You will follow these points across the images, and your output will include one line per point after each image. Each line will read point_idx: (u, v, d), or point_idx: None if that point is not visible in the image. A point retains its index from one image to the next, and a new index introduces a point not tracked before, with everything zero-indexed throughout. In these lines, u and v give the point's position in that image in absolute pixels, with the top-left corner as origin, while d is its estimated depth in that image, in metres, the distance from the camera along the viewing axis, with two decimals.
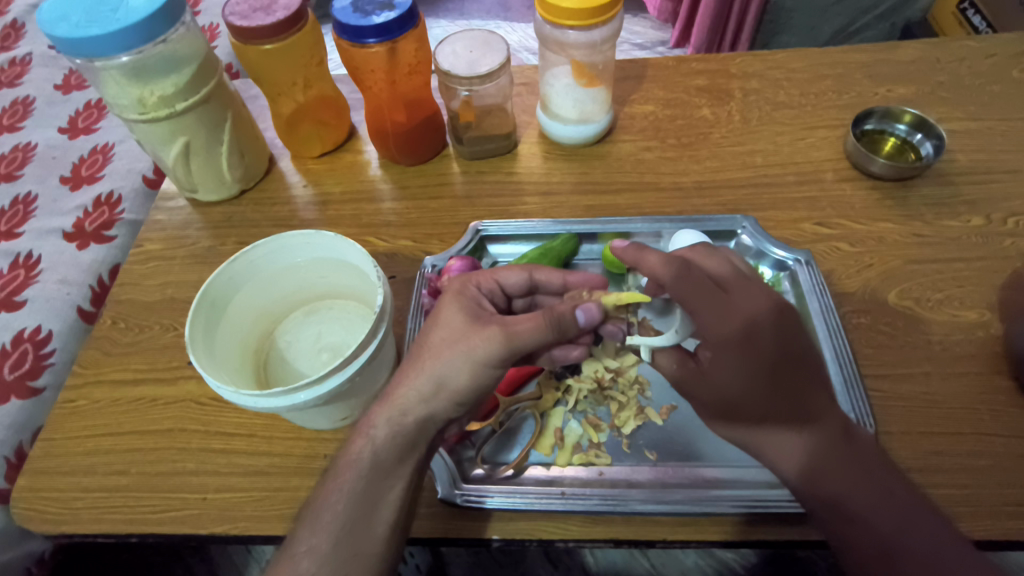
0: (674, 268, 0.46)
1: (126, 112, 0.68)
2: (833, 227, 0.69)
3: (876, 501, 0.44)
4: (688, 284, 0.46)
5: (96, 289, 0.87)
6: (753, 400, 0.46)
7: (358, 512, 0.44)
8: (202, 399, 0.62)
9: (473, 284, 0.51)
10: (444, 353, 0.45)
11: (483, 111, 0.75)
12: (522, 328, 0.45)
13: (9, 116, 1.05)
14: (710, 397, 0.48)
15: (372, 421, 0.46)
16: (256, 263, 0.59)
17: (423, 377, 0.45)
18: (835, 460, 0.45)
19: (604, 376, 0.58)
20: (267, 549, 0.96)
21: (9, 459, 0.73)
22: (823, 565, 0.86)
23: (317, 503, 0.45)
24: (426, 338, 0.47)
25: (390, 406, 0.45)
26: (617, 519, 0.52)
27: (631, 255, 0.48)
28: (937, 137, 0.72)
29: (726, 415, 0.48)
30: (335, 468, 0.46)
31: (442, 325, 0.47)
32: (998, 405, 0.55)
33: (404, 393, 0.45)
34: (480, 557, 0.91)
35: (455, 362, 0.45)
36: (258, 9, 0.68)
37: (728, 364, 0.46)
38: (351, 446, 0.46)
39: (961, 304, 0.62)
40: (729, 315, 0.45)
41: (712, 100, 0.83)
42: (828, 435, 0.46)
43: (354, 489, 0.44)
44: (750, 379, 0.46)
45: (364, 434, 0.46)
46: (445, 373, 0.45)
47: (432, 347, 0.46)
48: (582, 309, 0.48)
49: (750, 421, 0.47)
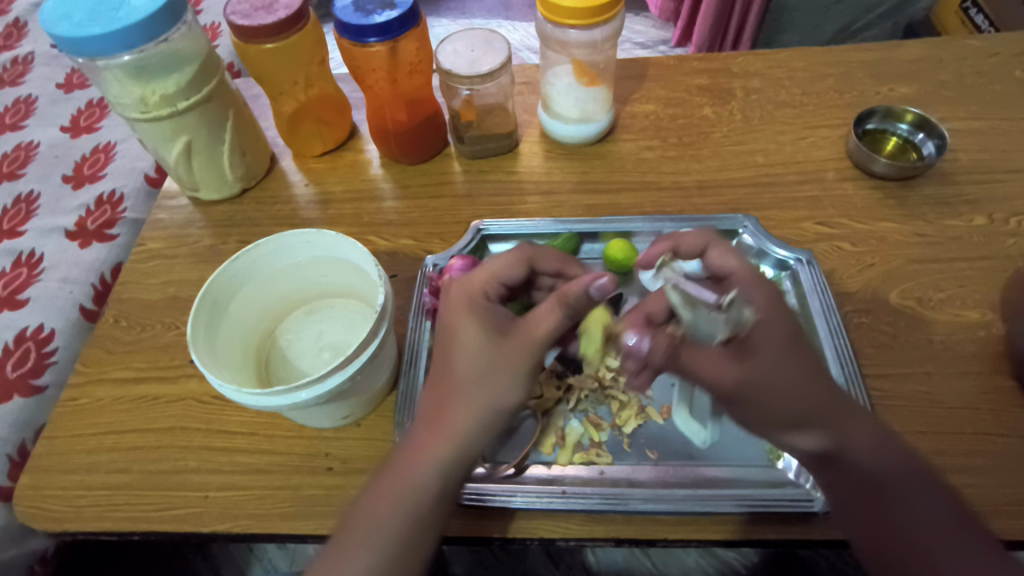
0: (711, 237, 0.53)
1: (127, 111, 0.68)
2: (834, 227, 0.69)
3: (907, 476, 0.44)
4: (728, 251, 0.51)
5: (98, 288, 0.87)
6: (794, 367, 0.45)
7: (422, 532, 0.44)
8: (203, 398, 0.62)
9: (477, 288, 0.50)
10: (491, 375, 0.45)
11: (483, 109, 0.76)
12: (543, 321, 0.47)
13: (12, 115, 1.06)
14: (766, 379, 0.44)
15: (426, 448, 0.45)
16: (258, 261, 0.59)
17: (480, 404, 0.45)
18: (857, 437, 0.44)
19: (605, 376, 0.58)
20: (269, 548, 0.97)
21: (12, 457, 0.74)
22: (823, 565, 0.87)
23: (371, 529, 0.43)
24: (459, 354, 0.46)
25: (449, 432, 0.45)
26: (617, 518, 0.52)
27: (664, 249, 0.56)
28: (939, 137, 0.72)
29: (772, 395, 0.44)
30: (384, 490, 0.44)
31: (465, 336, 0.46)
32: (999, 405, 0.55)
33: (463, 420, 0.45)
34: (482, 556, 0.91)
35: (501, 379, 0.45)
36: (259, 9, 0.68)
37: (776, 327, 0.46)
38: (404, 469, 0.44)
39: (963, 304, 0.62)
40: (762, 283, 0.48)
41: (713, 99, 0.82)
42: (842, 409, 0.45)
43: (416, 512, 0.43)
44: (789, 344, 0.45)
45: (419, 460, 0.44)
46: (501, 394, 0.45)
47: (481, 369, 0.45)
48: (598, 283, 0.45)
49: (794, 408, 0.44)
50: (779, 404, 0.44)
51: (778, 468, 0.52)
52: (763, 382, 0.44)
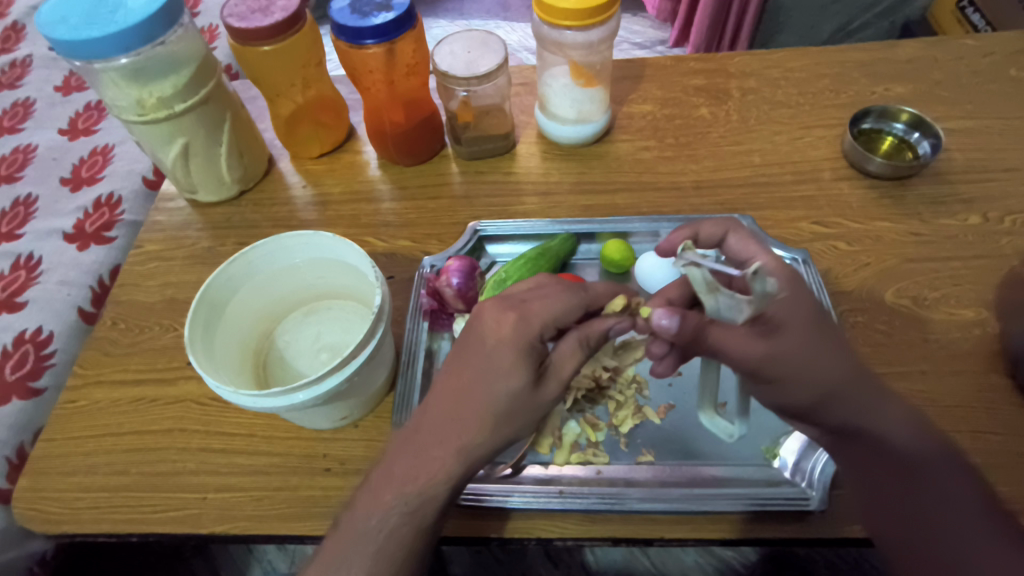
0: (731, 223, 0.53)
1: (125, 113, 0.68)
2: (830, 226, 0.69)
3: (936, 459, 0.45)
4: (748, 235, 0.52)
5: (97, 290, 0.87)
6: (823, 349, 0.46)
7: (422, 541, 0.44)
8: (202, 400, 0.63)
9: (531, 324, 0.44)
10: (513, 420, 0.44)
11: (481, 111, 0.76)
12: (566, 366, 0.46)
13: (10, 118, 1.06)
14: (792, 354, 0.45)
15: (433, 465, 0.43)
16: (255, 263, 0.59)
17: (495, 430, 0.43)
18: (883, 420, 0.46)
19: (602, 376, 0.57)
20: (268, 549, 0.97)
21: (10, 459, 0.74)
22: (821, 563, 0.87)
23: (369, 531, 0.43)
24: (488, 392, 0.43)
25: (459, 452, 0.43)
26: (614, 518, 0.52)
27: (684, 236, 0.55)
28: (934, 137, 0.72)
29: (797, 370, 0.45)
30: (385, 495, 0.43)
31: (503, 381, 0.43)
32: (995, 403, 0.55)
33: (476, 444, 0.43)
34: (481, 556, 0.91)
35: (524, 415, 0.44)
36: (257, 11, 0.68)
37: (801, 308, 0.46)
38: (410, 480, 0.43)
39: (958, 302, 0.62)
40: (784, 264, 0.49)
41: (709, 100, 0.83)
42: (869, 391, 0.47)
43: (420, 522, 0.43)
44: (815, 327, 0.46)
45: (427, 475, 0.43)
46: (515, 423, 0.44)
47: (504, 400, 0.43)
48: (664, 318, 0.44)
49: (816, 386, 0.45)
50: (804, 377, 0.45)
51: (774, 466, 0.52)
52: (792, 356, 0.45)
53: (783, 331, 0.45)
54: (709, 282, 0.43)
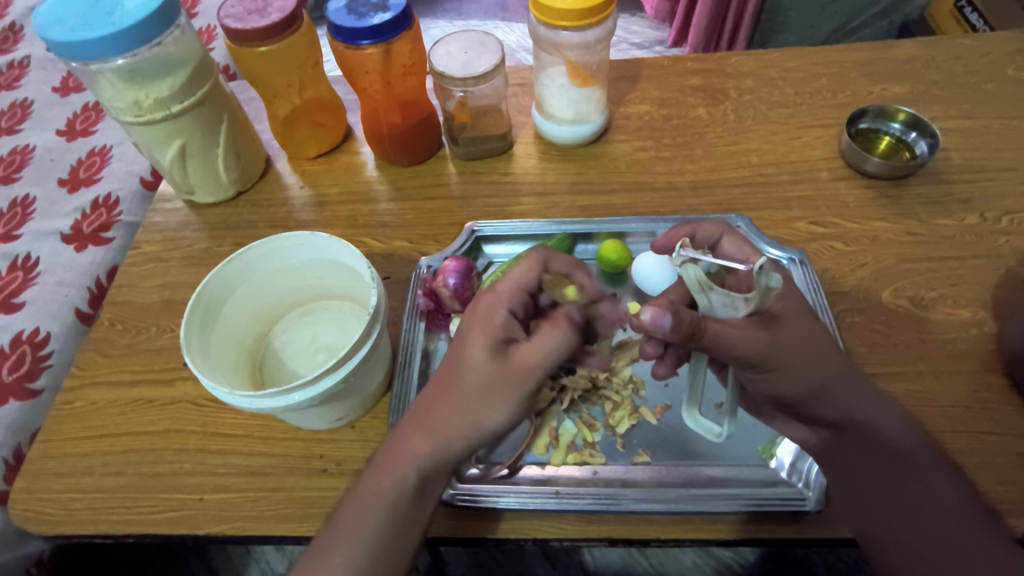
0: (727, 225, 0.54)
1: (121, 114, 0.69)
2: (827, 227, 0.69)
3: (922, 459, 0.46)
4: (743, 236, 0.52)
5: (94, 291, 0.87)
6: (810, 337, 0.47)
7: (397, 529, 0.44)
8: (198, 401, 0.63)
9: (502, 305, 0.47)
10: (478, 396, 0.44)
11: (478, 111, 0.76)
12: (536, 352, 0.45)
13: (8, 119, 1.06)
14: (792, 345, 0.46)
15: (408, 447, 0.44)
16: (251, 264, 0.59)
17: (463, 413, 0.44)
18: (875, 421, 0.47)
19: (599, 376, 0.59)
20: (266, 550, 0.97)
21: (8, 461, 0.74)
22: (819, 563, 0.87)
23: (349, 515, 0.44)
24: (457, 372, 0.44)
25: (431, 435, 0.44)
26: (611, 518, 0.52)
27: (683, 234, 0.56)
28: (931, 137, 0.72)
29: (796, 362, 0.46)
30: (367, 482, 0.45)
31: (468, 357, 0.45)
32: (991, 403, 0.55)
33: (446, 425, 0.44)
34: (479, 557, 0.91)
35: (491, 397, 0.44)
36: (253, 12, 0.68)
37: (793, 303, 0.48)
38: (387, 464, 0.44)
39: (955, 302, 0.62)
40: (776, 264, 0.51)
41: (706, 100, 0.83)
42: (862, 391, 0.47)
43: (396, 508, 0.44)
44: (806, 320, 0.47)
45: (402, 460, 0.44)
46: (484, 405, 0.44)
47: (471, 378, 0.44)
48: (655, 317, 0.42)
49: (812, 379, 0.46)
50: (800, 367, 0.46)
51: (771, 467, 0.52)
52: (785, 347, 0.45)
53: (779, 323, 0.46)
54: (703, 280, 0.45)
